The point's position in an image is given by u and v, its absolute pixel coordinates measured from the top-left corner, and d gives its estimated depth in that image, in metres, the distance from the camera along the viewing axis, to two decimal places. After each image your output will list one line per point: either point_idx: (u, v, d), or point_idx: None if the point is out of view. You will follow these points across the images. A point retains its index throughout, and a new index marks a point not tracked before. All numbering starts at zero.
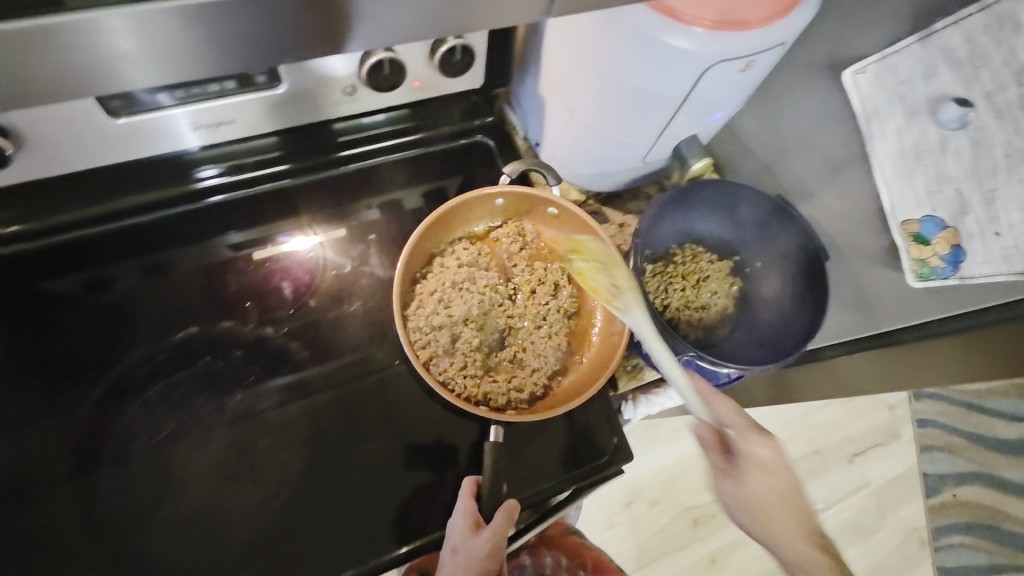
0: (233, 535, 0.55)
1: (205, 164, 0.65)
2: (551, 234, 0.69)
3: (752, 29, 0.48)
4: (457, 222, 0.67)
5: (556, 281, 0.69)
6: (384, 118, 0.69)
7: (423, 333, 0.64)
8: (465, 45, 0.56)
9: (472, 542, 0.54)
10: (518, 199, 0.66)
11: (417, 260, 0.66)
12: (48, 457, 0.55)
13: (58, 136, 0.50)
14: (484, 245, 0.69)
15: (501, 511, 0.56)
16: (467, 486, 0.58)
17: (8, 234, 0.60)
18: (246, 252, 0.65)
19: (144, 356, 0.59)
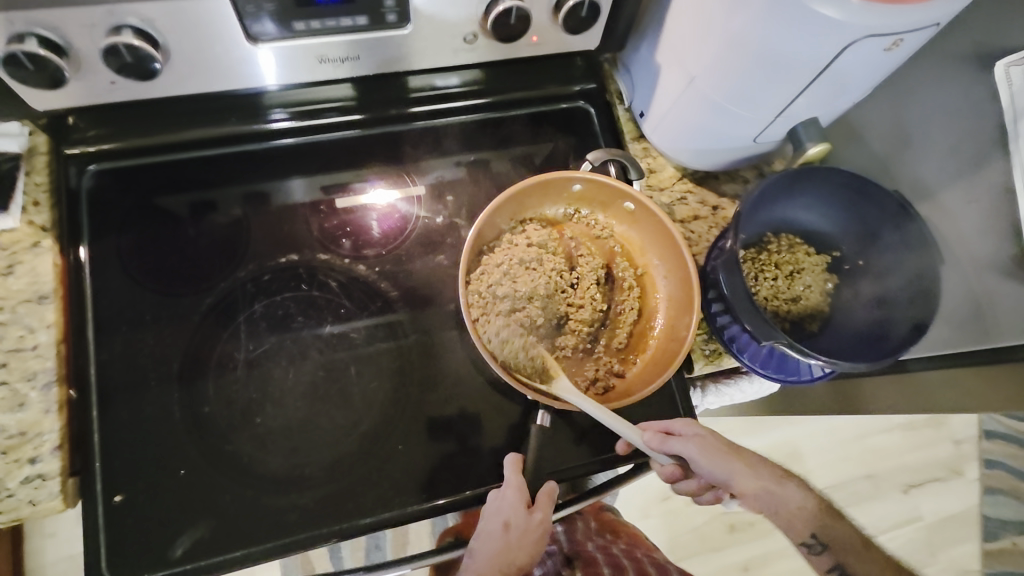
0: (317, 454, 0.58)
1: (277, 107, 0.67)
2: (624, 231, 0.68)
3: (911, 4, 0.45)
4: (531, 203, 0.67)
5: (620, 278, 0.68)
6: (459, 80, 0.70)
7: (483, 302, 0.62)
8: (594, 2, 0.55)
9: (526, 520, 0.56)
10: (598, 188, 0.65)
11: (487, 234, 0.65)
12: (158, 357, 0.59)
13: (202, 55, 0.52)
14: (554, 231, 0.68)
15: (545, 494, 0.58)
16: (514, 464, 0.58)
17: (137, 146, 0.64)
18: (331, 197, 0.67)
19: (248, 275, 0.62)
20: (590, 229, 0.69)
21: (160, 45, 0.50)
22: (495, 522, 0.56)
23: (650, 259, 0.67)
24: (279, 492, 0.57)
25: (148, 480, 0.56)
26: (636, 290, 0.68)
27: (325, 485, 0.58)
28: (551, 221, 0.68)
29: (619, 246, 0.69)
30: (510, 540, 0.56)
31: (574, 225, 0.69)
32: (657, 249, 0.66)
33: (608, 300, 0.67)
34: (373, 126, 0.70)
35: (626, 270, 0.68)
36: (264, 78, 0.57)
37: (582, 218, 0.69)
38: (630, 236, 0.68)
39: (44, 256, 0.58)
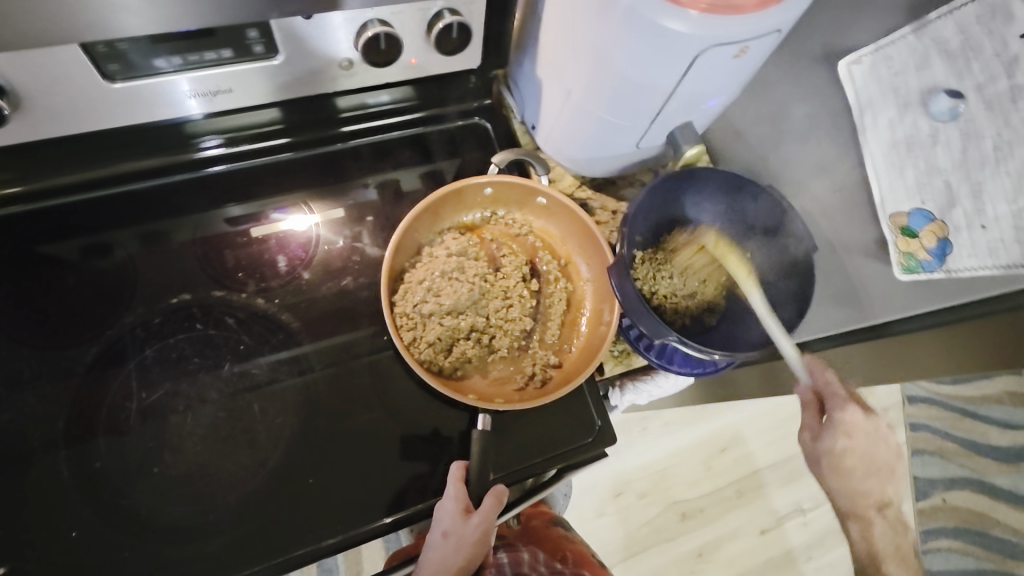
0: (223, 497, 0.56)
1: (208, 135, 0.65)
2: (541, 224, 0.69)
3: (747, 14, 0.48)
4: (445, 212, 0.67)
5: (546, 272, 0.69)
6: (388, 97, 0.70)
7: (410, 320, 0.63)
8: (463, 23, 0.56)
9: (464, 528, 0.56)
10: (509, 188, 0.66)
11: (406, 250, 0.65)
12: (41, 415, 0.56)
13: (55, 97, 0.50)
14: (474, 235, 0.69)
15: (490, 496, 0.57)
16: (456, 470, 0.59)
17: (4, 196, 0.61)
18: (248, 226, 0.66)
19: (138, 319, 0.60)
20: (508, 228, 0.69)
21: (7, 92, 0.48)
22: (435, 533, 0.57)
23: (570, 247, 0.69)
24: (183, 542, 0.55)
25: (36, 546, 0.53)
26: (563, 278, 0.69)
27: (233, 528, 0.56)
28: (470, 227, 0.69)
29: (540, 241, 0.70)
30: (449, 547, 0.56)
31: (492, 227, 0.69)
32: (576, 241, 0.68)
33: (538, 295, 0.68)
34: (306, 147, 0.70)
35: (550, 263, 0.69)
36: (133, 117, 0.56)
37: (500, 219, 0.70)
38: (548, 230, 0.70)
39: None
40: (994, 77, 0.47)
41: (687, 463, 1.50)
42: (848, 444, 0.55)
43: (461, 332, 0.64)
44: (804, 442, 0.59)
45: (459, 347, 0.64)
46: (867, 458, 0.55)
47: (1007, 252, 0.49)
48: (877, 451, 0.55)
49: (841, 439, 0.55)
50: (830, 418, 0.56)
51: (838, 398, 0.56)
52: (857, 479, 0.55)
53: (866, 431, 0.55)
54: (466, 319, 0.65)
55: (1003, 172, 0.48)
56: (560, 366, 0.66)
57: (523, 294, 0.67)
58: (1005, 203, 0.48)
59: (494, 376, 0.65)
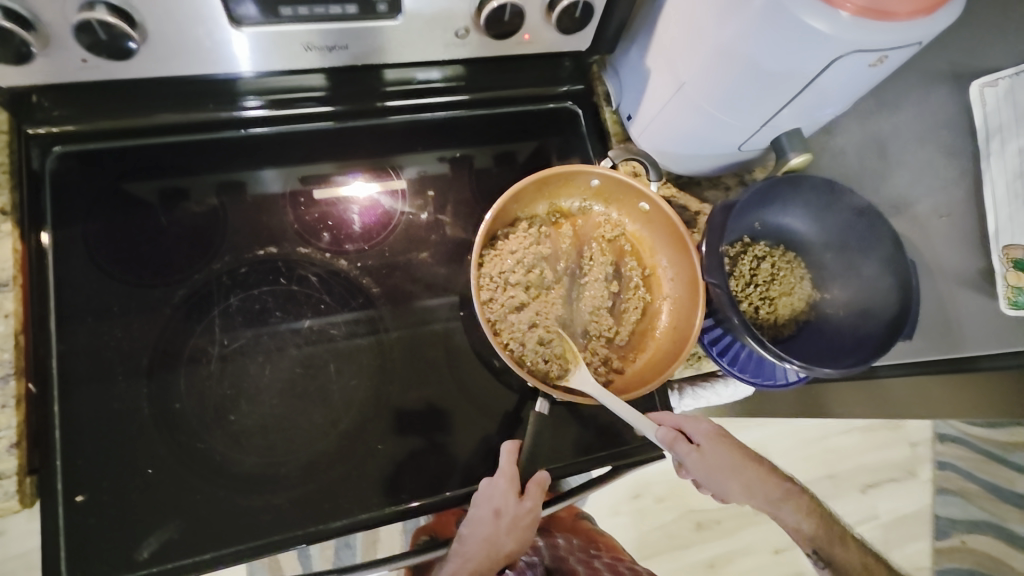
0: (295, 452, 0.57)
1: (251, 96, 0.63)
2: (636, 229, 0.68)
3: (897, 22, 0.46)
4: (551, 189, 0.65)
5: (630, 279, 0.67)
6: (439, 76, 0.66)
7: (494, 291, 0.63)
8: (588, 2, 0.55)
9: (516, 508, 0.58)
10: (616, 184, 0.64)
11: (502, 220, 0.64)
12: (126, 351, 0.56)
13: (179, 36, 0.50)
14: (568, 223, 0.67)
15: (540, 483, 0.59)
16: (511, 451, 0.59)
17: (106, 128, 0.61)
18: (309, 188, 0.65)
19: (225, 266, 0.60)
20: (603, 225, 0.68)
21: (138, 26, 0.48)
22: (485, 508, 0.57)
23: (659, 259, 0.67)
24: (253, 493, 0.55)
25: (114, 478, 0.53)
26: (643, 289, 0.67)
27: (300, 484, 0.56)
28: (564, 212, 0.67)
29: (629, 244, 0.68)
30: (499, 524, 0.58)
31: (587, 218, 0.68)
32: (666, 254, 0.66)
33: (615, 298, 0.67)
34: (349, 119, 0.67)
35: (634, 268, 0.67)
36: (246, 65, 0.55)
37: (595, 213, 0.68)
38: (641, 236, 0.68)
39: (3, 242, 0.55)
40: None
41: None
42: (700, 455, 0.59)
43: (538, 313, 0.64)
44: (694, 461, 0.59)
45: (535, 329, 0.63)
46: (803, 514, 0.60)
47: None
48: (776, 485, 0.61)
49: (722, 481, 0.60)
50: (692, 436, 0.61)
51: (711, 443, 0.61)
52: (753, 497, 0.60)
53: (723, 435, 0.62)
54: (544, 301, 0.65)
55: None
56: (619, 374, 0.65)
57: (602, 293, 0.66)
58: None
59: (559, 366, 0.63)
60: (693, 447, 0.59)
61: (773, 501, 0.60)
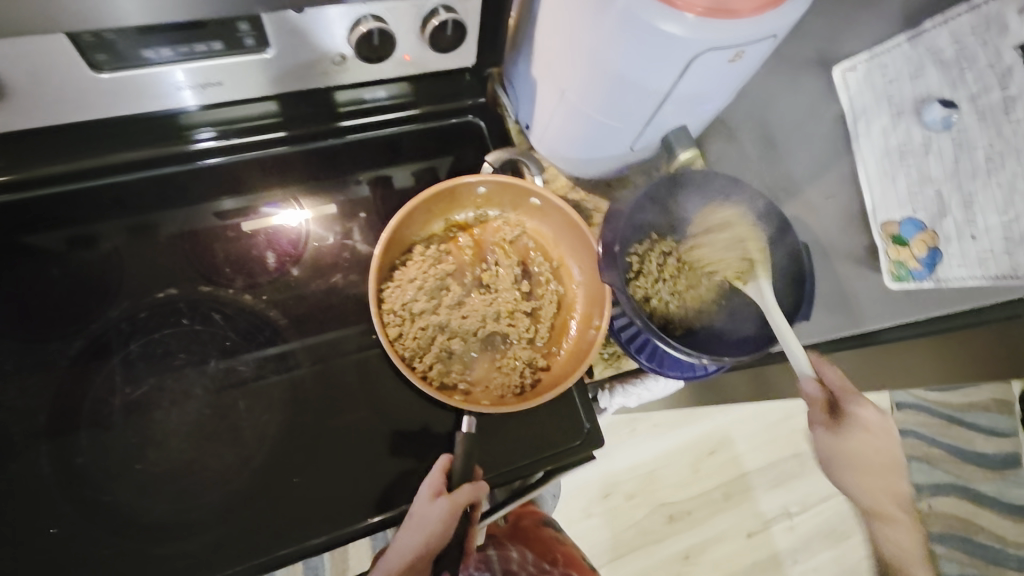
0: (208, 494, 0.56)
1: (204, 127, 0.64)
2: (535, 226, 0.69)
3: (742, 19, 0.48)
4: (442, 207, 0.67)
5: (539, 275, 0.69)
6: (385, 93, 0.67)
7: (398, 318, 0.64)
8: (457, 20, 0.56)
9: (428, 508, 0.55)
10: (502, 188, 0.66)
11: (396, 248, 0.65)
12: (21, 409, 0.55)
13: (39, 86, 0.49)
14: (468, 235, 0.68)
15: (467, 486, 0.57)
16: (442, 461, 0.59)
17: None
18: (236, 220, 0.65)
19: (124, 313, 0.59)
20: (503, 229, 0.69)
21: None
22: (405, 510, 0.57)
23: (563, 250, 0.69)
24: (164, 541, 0.54)
25: (15, 541, 0.52)
26: (553, 282, 0.69)
27: (214, 527, 0.55)
28: (462, 226, 0.68)
29: (533, 242, 0.69)
30: (411, 522, 0.56)
31: (486, 227, 0.69)
32: (569, 243, 0.68)
33: (528, 297, 0.68)
34: (301, 142, 0.67)
35: (542, 264, 0.69)
36: (123, 108, 0.55)
37: (492, 219, 0.69)
38: (542, 231, 0.69)
39: None
40: (987, 87, 0.46)
41: (674, 467, 1.51)
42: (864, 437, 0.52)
43: (448, 332, 0.65)
44: (819, 439, 0.54)
45: (445, 348, 0.64)
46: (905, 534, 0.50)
47: (997, 263, 0.48)
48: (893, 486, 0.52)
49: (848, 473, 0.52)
50: (844, 413, 0.53)
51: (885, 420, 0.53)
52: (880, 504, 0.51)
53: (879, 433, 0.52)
54: (453, 316, 0.65)
55: (992, 184, 0.47)
56: (549, 372, 0.65)
57: (513, 295, 0.67)
58: (995, 214, 0.47)
59: (480, 379, 0.64)
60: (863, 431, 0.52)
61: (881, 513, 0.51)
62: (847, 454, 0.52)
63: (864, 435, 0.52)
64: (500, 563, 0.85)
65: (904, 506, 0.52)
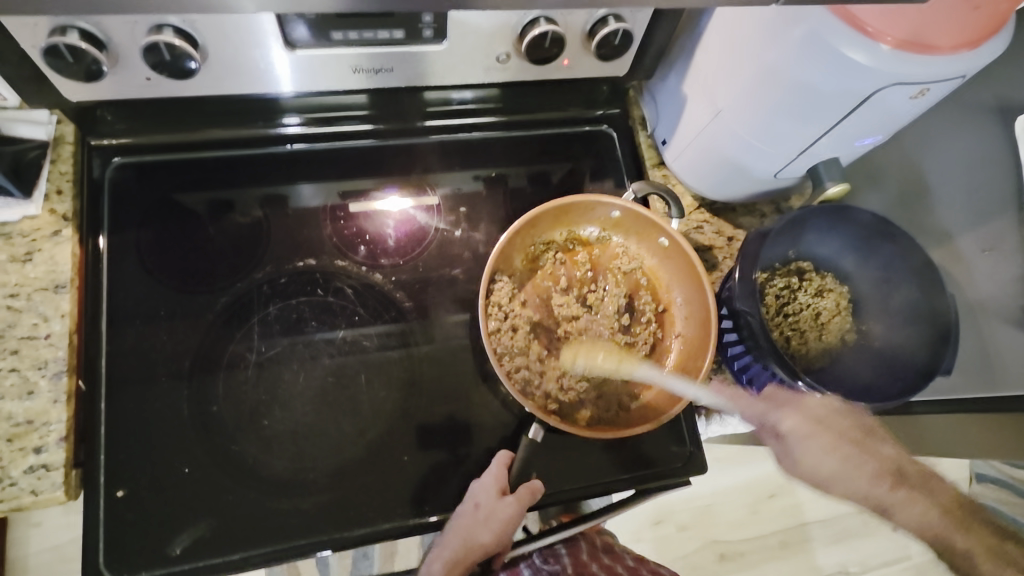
0: (326, 459, 0.58)
1: (291, 113, 0.66)
2: (653, 264, 0.68)
3: (939, 56, 0.46)
4: (571, 218, 0.66)
5: (642, 311, 0.67)
6: (472, 96, 0.69)
7: (500, 311, 0.65)
8: (626, 30, 0.56)
9: (496, 504, 0.56)
10: (635, 218, 0.65)
11: (519, 244, 0.66)
12: (168, 353, 0.58)
13: (236, 55, 0.53)
14: (586, 252, 0.68)
15: (527, 487, 0.58)
16: (501, 456, 0.59)
17: (158, 142, 0.63)
18: (343, 202, 0.67)
19: (266, 276, 0.62)
20: (620, 257, 0.68)
21: (199, 46, 0.50)
22: (466, 501, 0.57)
23: (674, 297, 0.67)
24: (283, 497, 0.57)
25: (152, 476, 0.55)
26: (655, 324, 0.67)
27: (329, 490, 0.57)
28: (583, 242, 0.68)
29: (646, 278, 0.68)
30: (473, 516, 0.56)
31: (605, 249, 0.69)
32: (681, 289, 0.66)
33: (626, 331, 0.67)
34: (390, 136, 0.69)
35: (648, 302, 0.68)
36: (298, 84, 0.58)
37: (614, 243, 0.69)
38: (658, 270, 0.68)
39: (63, 245, 0.58)
40: None
41: (729, 504, 1.47)
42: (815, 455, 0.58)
43: (541, 340, 0.65)
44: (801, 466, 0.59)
45: (535, 355, 0.64)
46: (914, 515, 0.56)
47: None
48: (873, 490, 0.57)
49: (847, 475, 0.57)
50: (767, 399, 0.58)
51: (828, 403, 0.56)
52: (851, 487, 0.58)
53: (813, 409, 0.56)
54: (550, 328, 0.66)
55: None
56: (629, 412, 0.63)
57: (613, 325, 0.67)
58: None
59: (557, 395, 0.63)
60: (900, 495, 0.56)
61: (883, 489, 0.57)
62: (832, 479, 0.58)
63: (821, 454, 0.57)
64: (571, 558, 0.81)
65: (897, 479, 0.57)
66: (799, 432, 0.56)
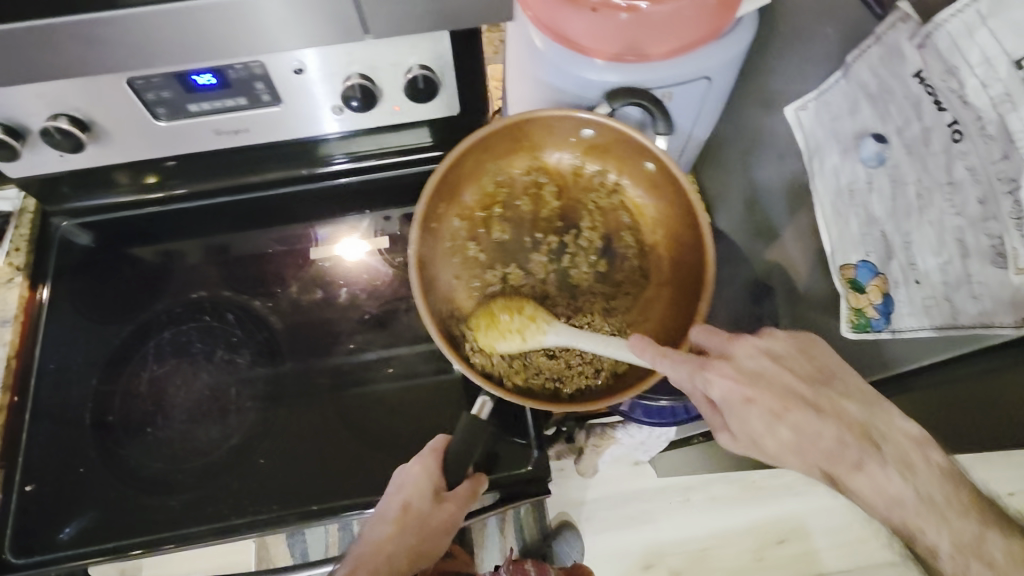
0: (195, 460, 0.67)
1: (339, 152, 0.75)
2: (635, 198, 0.67)
3: (652, 62, 0.52)
4: (534, 140, 0.64)
5: (624, 250, 0.68)
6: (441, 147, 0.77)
7: (450, 266, 0.66)
8: (428, 76, 0.64)
9: (431, 507, 0.61)
10: (609, 136, 0.61)
11: (469, 178, 0.65)
12: (80, 371, 0.71)
13: (119, 128, 0.65)
14: (549, 173, 0.68)
15: (466, 487, 0.63)
16: (437, 448, 0.63)
17: (181, 193, 0.75)
18: (237, 247, 0.78)
19: (167, 306, 0.74)
20: (597, 190, 0.68)
21: (87, 125, 0.64)
22: (395, 501, 0.61)
23: (657, 233, 0.67)
24: (156, 493, 0.65)
25: (54, 474, 0.66)
26: (638, 263, 0.68)
27: (193, 489, 0.66)
28: (549, 171, 0.68)
29: (627, 213, 0.68)
30: (403, 522, 0.60)
31: (574, 178, 0.68)
32: (671, 228, 0.66)
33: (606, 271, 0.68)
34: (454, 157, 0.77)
35: (629, 241, 0.68)
36: (181, 149, 0.70)
37: (589, 171, 0.67)
38: (639, 203, 0.67)
39: (14, 290, 0.74)
40: (910, 119, 0.43)
41: (729, 549, 1.38)
42: (751, 422, 0.51)
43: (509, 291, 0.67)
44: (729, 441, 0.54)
45: (495, 311, 0.67)
46: (880, 489, 0.47)
47: (940, 309, 0.44)
48: (834, 430, 0.48)
49: (753, 434, 0.51)
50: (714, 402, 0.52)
51: (714, 335, 0.55)
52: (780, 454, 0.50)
53: (752, 362, 0.51)
54: (515, 281, 0.67)
55: (925, 222, 0.44)
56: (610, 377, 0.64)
57: (587, 268, 0.68)
58: (952, 214, 0.41)
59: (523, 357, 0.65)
60: (858, 471, 0.48)
61: (844, 451, 0.48)
62: (757, 448, 0.52)
63: (749, 417, 0.50)
64: None
65: (827, 403, 0.49)
66: (734, 409, 0.51)
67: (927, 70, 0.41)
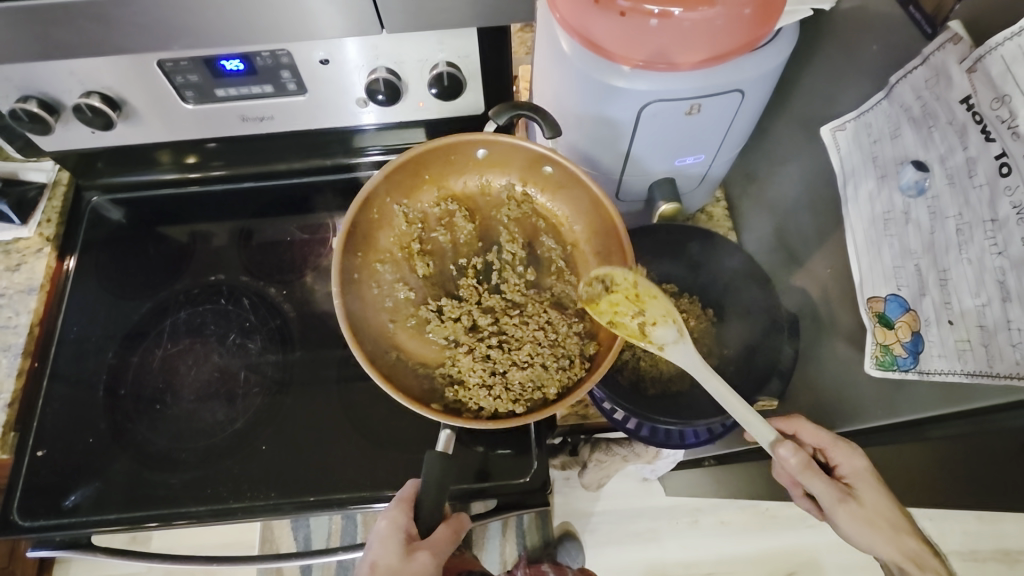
0: (198, 441, 0.68)
1: (370, 146, 0.76)
2: (545, 204, 0.69)
3: (681, 72, 0.50)
4: (431, 169, 0.67)
5: (550, 256, 0.68)
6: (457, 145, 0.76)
7: (378, 311, 0.66)
8: (454, 74, 0.62)
9: (404, 562, 0.53)
10: (500, 148, 0.65)
11: (382, 222, 0.67)
12: (97, 344, 0.72)
13: (148, 108, 0.66)
14: (457, 201, 0.69)
15: (446, 528, 0.58)
16: (406, 495, 0.58)
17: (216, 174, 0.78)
18: (256, 234, 0.79)
19: (185, 287, 0.76)
20: (505, 204, 0.69)
21: (118, 104, 0.65)
22: (365, 564, 0.54)
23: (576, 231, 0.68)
24: (158, 469, 0.66)
25: (64, 441, 0.68)
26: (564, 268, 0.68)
27: (193, 468, 0.66)
28: (456, 199, 0.69)
29: (541, 219, 0.69)
30: None
31: (481, 200, 0.70)
32: (593, 229, 0.66)
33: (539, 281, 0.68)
34: None
35: (552, 245, 0.69)
36: (208, 133, 0.71)
37: (494, 187, 0.69)
38: (550, 208, 0.68)
39: (42, 259, 0.76)
40: (953, 148, 0.41)
41: None
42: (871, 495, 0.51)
43: (448, 320, 0.66)
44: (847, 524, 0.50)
45: (435, 344, 0.65)
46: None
47: (976, 355, 0.40)
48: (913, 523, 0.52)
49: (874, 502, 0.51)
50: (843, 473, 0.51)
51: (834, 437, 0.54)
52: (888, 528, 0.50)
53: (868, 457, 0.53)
54: (452, 309, 0.66)
55: (965, 259, 0.41)
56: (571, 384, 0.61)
57: (520, 283, 0.67)
58: (993, 254, 0.38)
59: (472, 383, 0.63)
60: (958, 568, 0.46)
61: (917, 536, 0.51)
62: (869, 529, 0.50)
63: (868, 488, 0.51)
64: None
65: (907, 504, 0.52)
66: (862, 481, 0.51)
67: (976, 96, 0.39)
